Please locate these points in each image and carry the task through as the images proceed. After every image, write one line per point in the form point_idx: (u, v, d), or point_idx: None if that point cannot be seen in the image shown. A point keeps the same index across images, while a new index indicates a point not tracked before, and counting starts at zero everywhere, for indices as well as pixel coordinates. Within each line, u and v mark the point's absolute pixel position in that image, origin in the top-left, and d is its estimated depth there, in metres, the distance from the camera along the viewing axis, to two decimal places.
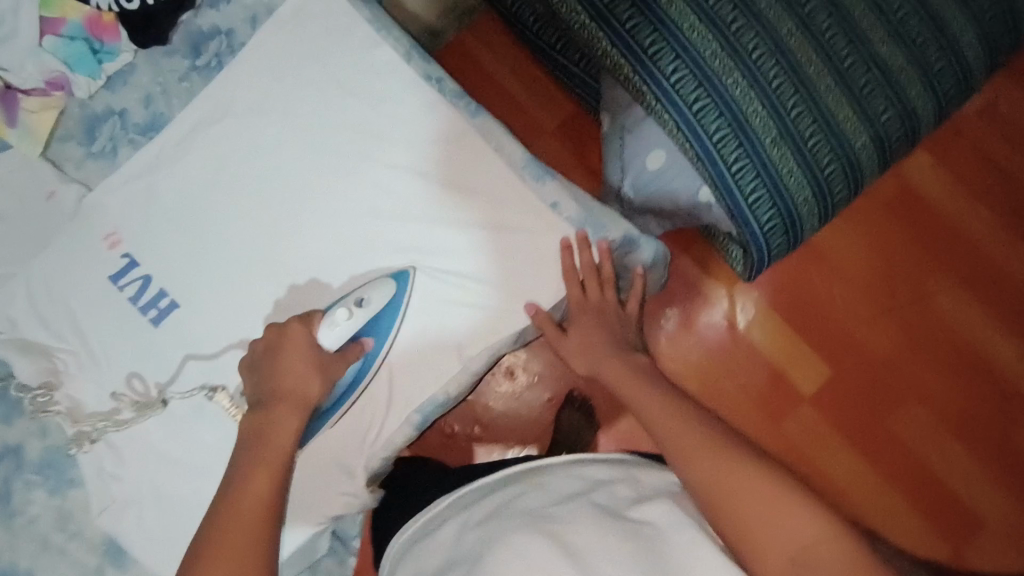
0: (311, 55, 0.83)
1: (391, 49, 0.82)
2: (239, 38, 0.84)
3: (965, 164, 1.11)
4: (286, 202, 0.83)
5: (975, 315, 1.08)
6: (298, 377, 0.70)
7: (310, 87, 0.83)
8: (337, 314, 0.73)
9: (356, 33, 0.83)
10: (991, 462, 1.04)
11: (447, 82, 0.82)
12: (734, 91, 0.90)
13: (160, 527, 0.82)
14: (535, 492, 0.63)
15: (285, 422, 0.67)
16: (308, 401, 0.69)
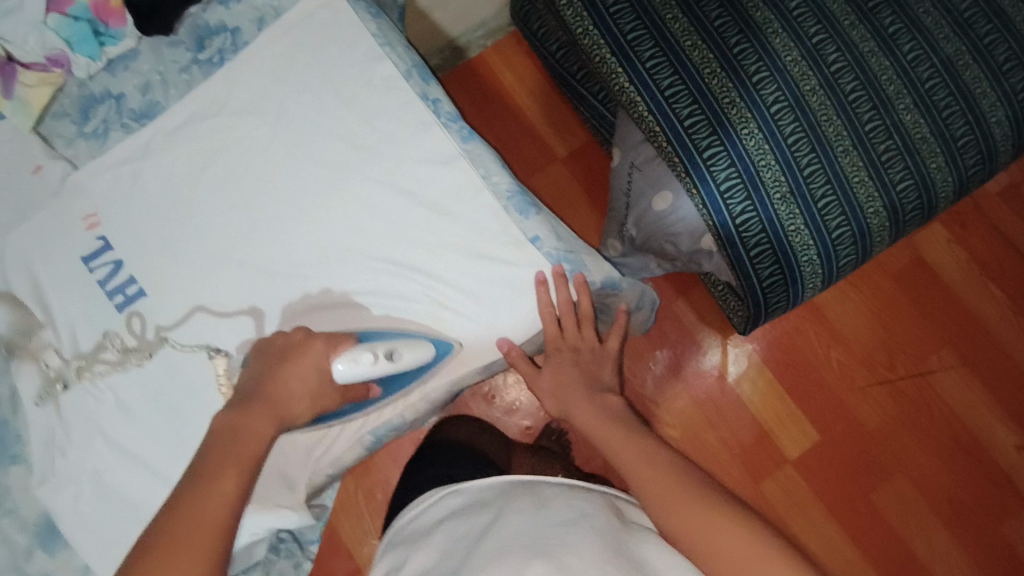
0: (311, 51, 0.73)
1: (392, 64, 0.73)
2: (244, 37, 0.74)
3: (981, 241, 1.09)
4: (264, 206, 0.72)
5: (975, 398, 1.04)
6: (283, 384, 0.62)
7: (298, 88, 0.73)
8: (360, 357, 0.63)
9: (359, 46, 0.73)
10: (976, 552, 1.00)
11: (444, 103, 0.73)
12: (748, 141, 0.89)
13: (94, 514, 0.68)
14: (528, 503, 0.58)
15: (261, 426, 0.58)
16: (287, 413, 0.61)
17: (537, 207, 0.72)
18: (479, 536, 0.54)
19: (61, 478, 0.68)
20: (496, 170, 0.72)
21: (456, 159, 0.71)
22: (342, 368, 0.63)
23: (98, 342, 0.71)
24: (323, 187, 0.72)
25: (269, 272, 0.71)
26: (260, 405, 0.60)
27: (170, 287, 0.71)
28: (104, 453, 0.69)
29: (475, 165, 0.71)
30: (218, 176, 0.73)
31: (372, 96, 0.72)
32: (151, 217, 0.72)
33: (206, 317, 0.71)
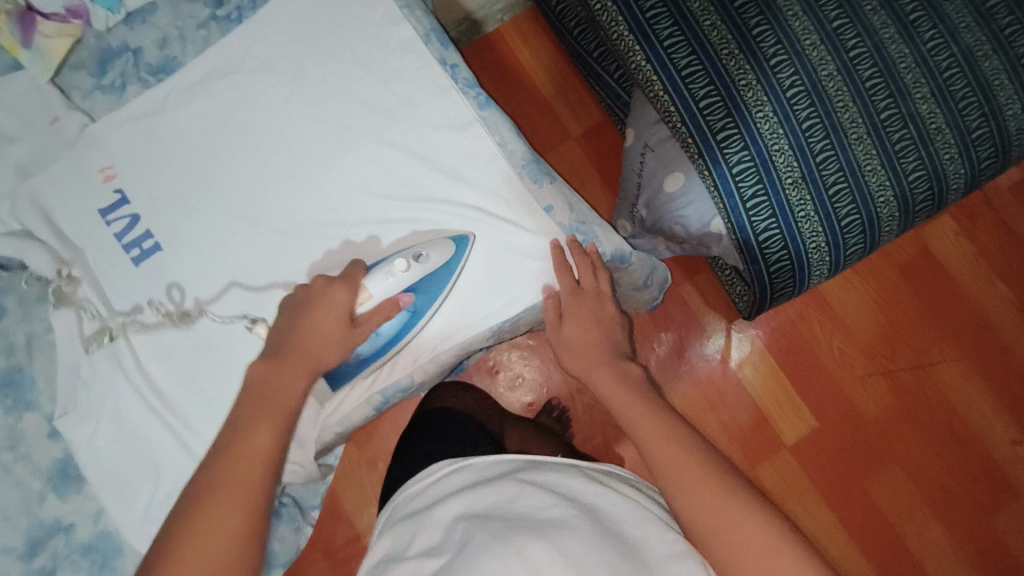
0: (332, 12, 0.73)
1: (412, 28, 0.72)
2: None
3: (991, 237, 1.09)
4: (278, 165, 0.72)
5: (974, 392, 1.05)
6: (323, 337, 0.64)
7: (318, 51, 0.73)
8: (394, 262, 0.66)
9: (379, 8, 0.73)
10: (965, 543, 1.02)
11: (462, 69, 0.73)
12: (763, 125, 0.88)
13: (109, 458, 0.69)
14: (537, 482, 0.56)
15: (293, 381, 0.61)
16: (318, 365, 0.63)
17: (553, 176, 0.72)
18: (486, 514, 0.52)
19: (82, 413, 0.69)
20: (511, 137, 0.72)
21: (471, 126, 0.71)
22: (376, 275, 0.66)
23: (133, 307, 0.71)
24: (339, 151, 0.72)
25: (283, 234, 0.71)
26: (290, 360, 0.62)
27: (188, 243, 0.71)
28: (124, 394, 0.69)
29: (491, 134, 0.71)
30: (235, 137, 0.73)
31: (389, 59, 0.72)
32: (170, 173, 0.73)
33: (240, 292, 0.70)
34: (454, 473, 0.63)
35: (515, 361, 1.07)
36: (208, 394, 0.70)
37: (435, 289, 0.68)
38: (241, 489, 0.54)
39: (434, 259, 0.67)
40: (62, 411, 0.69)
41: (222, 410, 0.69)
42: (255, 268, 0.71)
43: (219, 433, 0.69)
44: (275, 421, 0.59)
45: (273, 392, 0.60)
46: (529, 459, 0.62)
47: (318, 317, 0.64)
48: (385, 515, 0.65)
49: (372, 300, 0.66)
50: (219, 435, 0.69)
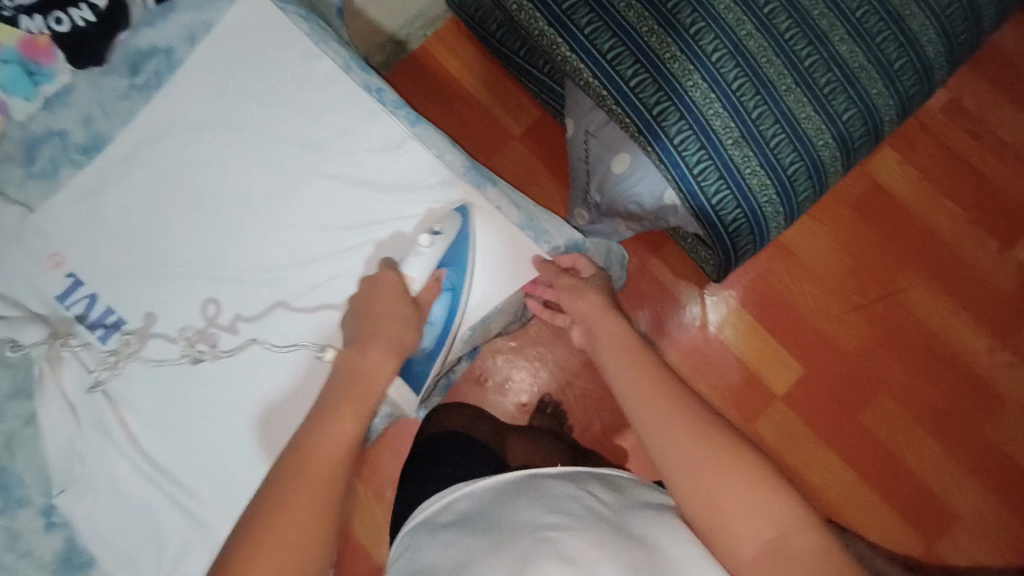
0: (251, 59, 0.73)
1: (330, 60, 0.73)
2: (179, 57, 0.73)
3: (931, 159, 1.12)
4: (227, 218, 0.72)
5: (944, 310, 1.08)
6: (397, 318, 0.64)
7: (244, 99, 0.73)
8: (419, 241, 0.68)
9: (294, 46, 0.74)
10: (963, 456, 1.05)
11: (388, 91, 0.74)
12: (694, 93, 0.90)
13: (114, 529, 0.68)
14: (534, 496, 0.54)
15: (380, 362, 0.62)
16: (404, 344, 0.64)
17: (495, 180, 0.75)
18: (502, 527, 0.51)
19: (80, 487, 0.67)
20: (448, 149, 0.74)
21: (405, 142, 0.73)
22: (410, 260, 0.68)
23: (146, 318, 0.71)
24: (283, 194, 0.73)
25: (245, 286, 0.72)
26: (371, 342, 0.62)
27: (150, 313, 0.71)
28: (119, 465, 0.69)
29: (427, 147, 0.73)
30: (178, 199, 0.73)
31: (315, 95, 0.73)
32: (119, 247, 0.72)
33: (286, 311, 0.71)
34: (455, 499, 0.60)
35: (501, 366, 1.08)
36: (205, 454, 0.70)
37: (462, 259, 0.70)
38: (326, 489, 0.51)
39: (450, 227, 0.69)
40: (61, 487, 0.67)
41: (221, 468, 0.70)
42: (232, 317, 0.71)
43: (222, 492, 0.70)
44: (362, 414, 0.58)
45: (352, 382, 0.60)
46: (530, 472, 0.61)
47: (380, 304, 0.65)
48: (394, 553, 0.60)
49: (418, 281, 0.68)
50: (223, 494, 0.69)
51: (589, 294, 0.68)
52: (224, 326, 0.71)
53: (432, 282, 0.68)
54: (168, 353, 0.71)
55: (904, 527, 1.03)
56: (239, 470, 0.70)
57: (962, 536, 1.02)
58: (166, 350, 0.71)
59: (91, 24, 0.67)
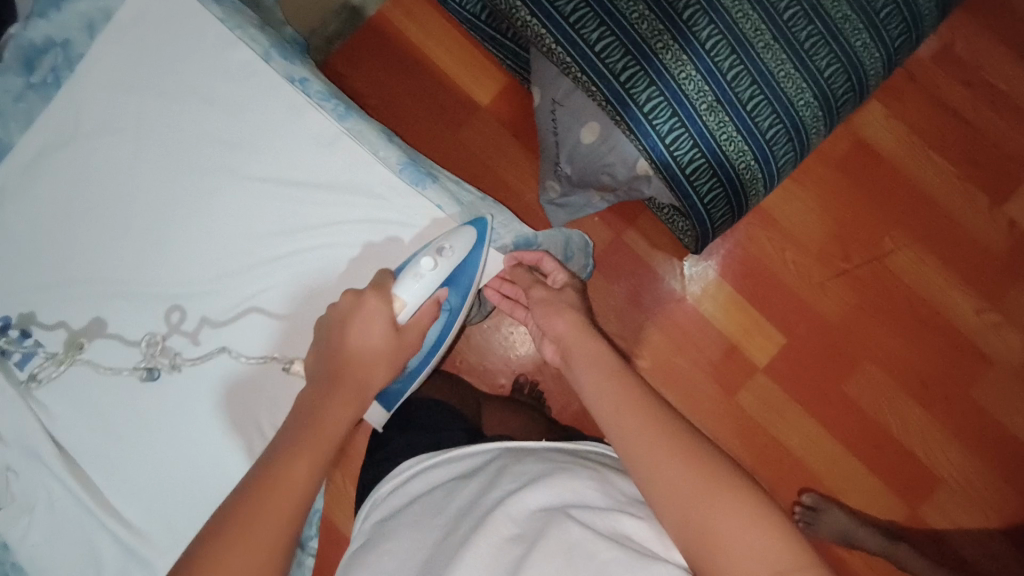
0: (176, 55, 0.70)
1: (248, 49, 0.70)
2: (79, 50, 0.69)
3: (921, 113, 1.07)
4: (153, 224, 0.69)
5: (932, 272, 1.05)
6: (370, 355, 0.60)
7: (157, 96, 0.70)
8: (421, 263, 0.61)
9: (208, 34, 0.70)
10: (948, 420, 1.03)
11: (314, 82, 0.70)
12: (664, 54, 0.84)
13: (50, 551, 0.64)
14: (511, 473, 0.54)
15: (337, 414, 0.58)
16: (366, 389, 0.60)
17: (435, 176, 0.70)
18: (464, 524, 0.50)
19: (19, 507, 0.63)
20: (382, 145, 0.69)
21: (339, 139, 0.70)
22: (405, 282, 0.61)
23: (93, 320, 0.68)
24: (208, 196, 0.69)
25: (195, 296, 0.68)
26: (338, 386, 0.59)
27: (84, 320, 0.68)
28: (53, 486, 0.65)
29: (362, 143, 0.70)
30: (104, 204, 0.69)
31: (235, 88, 0.70)
32: (45, 257, 0.69)
33: (261, 318, 0.68)
34: (427, 469, 0.61)
35: (475, 350, 1.05)
36: (141, 480, 0.67)
37: (461, 280, 0.66)
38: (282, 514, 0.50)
39: (460, 247, 0.63)
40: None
41: (164, 492, 0.67)
42: (196, 323, 0.68)
43: (158, 517, 0.67)
44: (320, 454, 0.55)
45: (312, 427, 0.56)
46: (506, 447, 0.61)
47: (360, 337, 0.60)
48: (360, 515, 0.63)
49: (409, 308, 0.61)
50: (162, 525, 0.66)
51: (565, 312, 0.65)
52: (187, 334, 0.68)
53: (431, 304, 0.64)
54: (121, 361, 0.68)
55: (887, 495, 1.02)
56: (181, 497, 0.67)
57: (945, 500, 1.02)
58: (121, 355, 0.68)
59: None
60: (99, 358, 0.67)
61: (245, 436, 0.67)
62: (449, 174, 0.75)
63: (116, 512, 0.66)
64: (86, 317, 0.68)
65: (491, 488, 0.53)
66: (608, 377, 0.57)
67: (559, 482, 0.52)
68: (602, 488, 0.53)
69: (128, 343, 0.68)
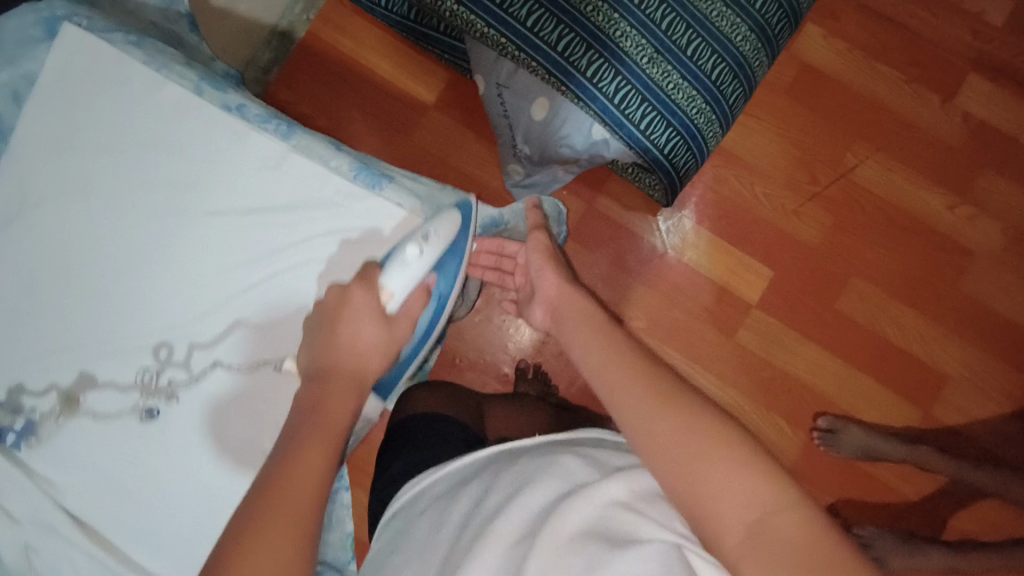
0: (115, 110, 0.69)
1: (177, 87, 0.69)
2: (9, 121, 0.70)
3: (858, 26, 1.08)
4: (122, 279, 0.68)
5: (899, 179, 1.06)
6: (365, 347, 0.60)
7: (97, 151, 0.69)
8: (406, 251, 0.62)
9: (134, 80, 0.69)
10: (944, 319, 1.04)
11: (251, 107, 0.71)
12: (595, 18, 0.85)
13: None
14: (507, 476, 0.54)
15: (344, 401, 0.58)
16: (365, 379, 0.60)
17: (389, 176, 0.71)
18: (470, 533, 0.49)
19: None
20: (332, 154, 0.70)
21: (286, 157, 0.69)
22: (393, 271, 0.62)
23: (81, 376, 0.67)
24: (171, 240, 0.68)
25: (180, 340, 0.68)
26: (339, 376, 0.59)
27: (72, 377, 0.67)
28: (76, 556, 0.64)
29: (310, 156, 0.69)
30: (69, 269, 0.69)
31: (175, 129, 0.69)
32: (22, 330, 0.68)
33: (245, 331, 0.67)
34: (432, 483, 0.60)
35: (473, 345, 1.05)
36: (157, 533, 0.66)
37: (446, 266, 0.69)
38: (291, 532, 0.47)
39: (444, 231, 0.65)
40: None
41: (178, 535, 0.66)
42: (185, 350, 0.67)
43: (179, 564, 0.65)
44: (330, 443, 0.54)
45: (315, 420, 0.55)
46: (503, 448, 0.61)
47: (352, 324, 0.60)
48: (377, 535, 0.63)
49: (397, 295, 0.62)
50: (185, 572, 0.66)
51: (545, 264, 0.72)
52: (180, 363, 0.67)
53: (419, 292, 0.65)
54: (115, 402, 0.67)
55: (899, 403, 1.03)
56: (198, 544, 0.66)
57: (956, 397, 1.03)
58: (114, 401, 0.67)
59: None
60: (93, 403, 0.67)
61: (246, 462, 0.66)
62: (403, 171, 0.75)
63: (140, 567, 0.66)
64: (73, 373, 0.67)
65: (489, 492, 0.53)
66: (608, 358, 0.58)
67: (552, 475, 0.52)
68: (597, 466, 0.53)
69: (118, 387, 0.67)
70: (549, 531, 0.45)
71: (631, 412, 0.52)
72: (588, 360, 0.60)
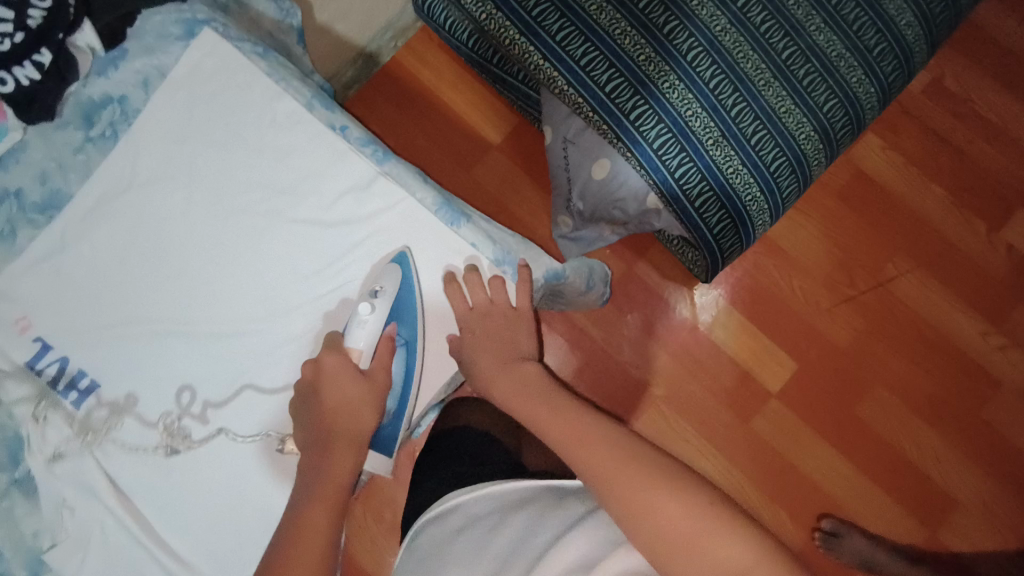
0: (227, 107, 0.71)
1: (292, 99, 0.70)
2: (133, 105, 0.70)
3: (916, 144, 1.11)
4: (203, 268, 0.70)
5: (935, 297, 1.08)
6: (352, 404, 0.64)
7: (207, 145, 0.71)
8: (359, 311, 0.64)
9: (254, 87, 0.71)
10: (961, 442, 1.05)
11: (353, 128, 0.71)
12: (671, 95, 0.88)
13: None
14: (549, 517, 0.59)
15: (343, 461, 0.63)
16: (359, 437, 0.64)
17: (469, 216, 0.70)
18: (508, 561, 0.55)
19: (75, 540, 0.66)
20: (418, 186, 0.69)
21: (376, 181, 0.69)
22: (353, 331, 0.65)
23: (125, 399, 0.68)
24: (256, 238, 0.70)
25: (245, 336, 0.69)
26: (334, 441, 0.63)
27: (116, 395, 0.68)
28: (107, 522, 0.66)
29: (399, 183, 0.69)
30: (156, 248, 0.70)
31: (281, 135, 0.70)
32: (91, 301, 0.70)
33: (254, 395, 0.68)
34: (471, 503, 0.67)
35: None
36: (186, 510, 0.67)
37: (409, 302, 0.67)
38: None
39: (390, 285, 0.65)
40: (52, 543, 0.66)
41: (225, 535, 0.67)
42: (202, 404, 0.68)
43: (212, 554, 0.67)
44: (331, 505, 0.61)
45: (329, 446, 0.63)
46: (548, 485, 0.66)
47: (334, 399, 0.64)
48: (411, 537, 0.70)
49: (365, 353, 0.65)
50: (214, 559, 0.67)
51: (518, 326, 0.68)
52: (197, 416, 0.68)
53: (385, 341, 0.66)
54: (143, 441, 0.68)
55: (903, 517, 1.03)
56: (225, 527, 0.67)
57: (962, 523, 1.02)
58: (141, 436, 0.67)
59: (36, 81, 0.62)
60: (122, 443, 0.67)
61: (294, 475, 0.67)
62: (481, 213, 0.74)
63: (167, 545, 0.67)
64: (121, 392, 0.68)
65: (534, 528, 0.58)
66: (603, 429, 0.58)
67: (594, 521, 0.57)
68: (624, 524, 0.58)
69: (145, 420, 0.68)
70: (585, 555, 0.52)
71: (607, 479, 0.54)
72: (585, 421, 0.61)
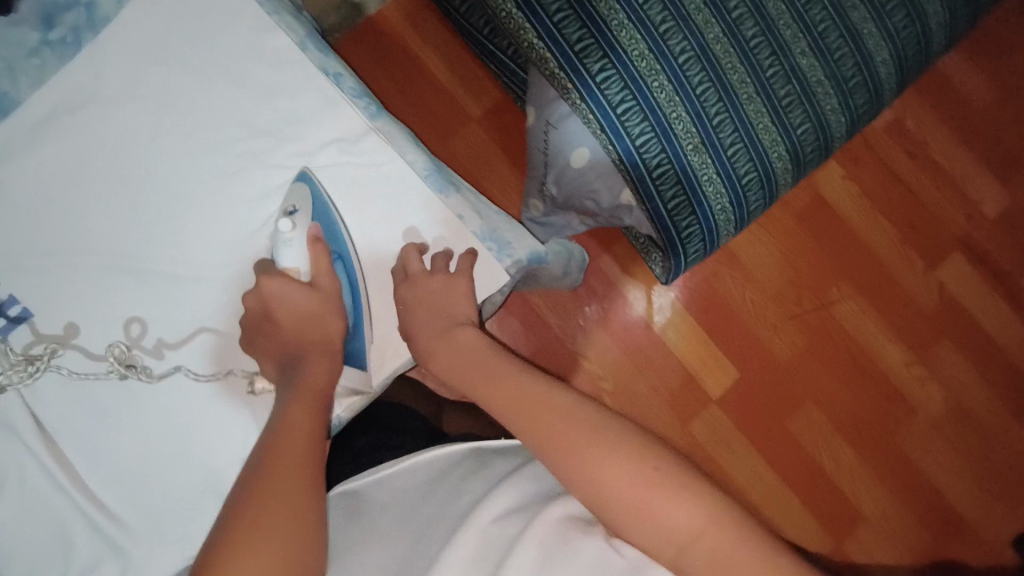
0: (206, 34, 0.65)
1: (284, 35, 0.65)
2: (102, 14, 0.63)
3: (874, 178, 1.16)
4: (161, 204, 0.64)
5: (871, 324, 1.14)
6: (307, 317, 0.60)
7: (180, 71, 0.65)
8: (280, 230, 0.61)
9: (240, 16, 0.66)
10: (873, 462, 1.12)
11: (347, 77, 0.66)
12: (658, 94, 0.88)
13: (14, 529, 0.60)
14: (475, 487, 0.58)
15: (318, 370, 0.58)
16: (332, 339, 0.60)
17: (458, 185, 0.68)
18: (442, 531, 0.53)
19: None
20: (409, 148, 0.66)
21: (366, 135, 0.66)
22: (281, 252, 0.62)
23: (66, 328, 0.63)
24: (223, 179, 0.65)
25: (200, 282, 0.64)
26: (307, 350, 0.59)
27: (57, 324, 0.62)
28: (26, 464, 0.60)
29: (389, 142, 0.66)
30: (109, 176, 0.64)
31: (265, 73, 0.65)
32: (28, 223, 0.63)
33: (213, 338, 0.64)
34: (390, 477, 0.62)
35: None
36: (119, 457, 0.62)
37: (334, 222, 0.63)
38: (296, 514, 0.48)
39: (302, 200, 0.63)
40: None
41: (156, 488, 0.62)
42: (155, 340, 0.63)
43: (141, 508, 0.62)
44: (312, 404, 0.56)
45: (305, 373, 0.58)
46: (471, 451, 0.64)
47: (285, 309, 0.60)
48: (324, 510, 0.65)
49: (300, 263, 0.62)
50: (143, 514, 0.62)
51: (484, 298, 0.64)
52: (149, 349, 0.63)
53: (314, 243, 0.62)
54: (92, 364, 0.63)
55: (814, 525, 1.10)
56: (161, 481, 0.62)
57: (864, 535, 1.10)
58: (88, 365, 0.63)
59: None
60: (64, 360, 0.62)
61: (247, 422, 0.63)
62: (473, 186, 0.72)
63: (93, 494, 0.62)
64: (59, 320, 0.63)
65: (462, 498, 0.57)
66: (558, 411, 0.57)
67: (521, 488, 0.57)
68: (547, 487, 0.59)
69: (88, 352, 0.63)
70: (540, 526, 0.50)
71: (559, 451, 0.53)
72: None
